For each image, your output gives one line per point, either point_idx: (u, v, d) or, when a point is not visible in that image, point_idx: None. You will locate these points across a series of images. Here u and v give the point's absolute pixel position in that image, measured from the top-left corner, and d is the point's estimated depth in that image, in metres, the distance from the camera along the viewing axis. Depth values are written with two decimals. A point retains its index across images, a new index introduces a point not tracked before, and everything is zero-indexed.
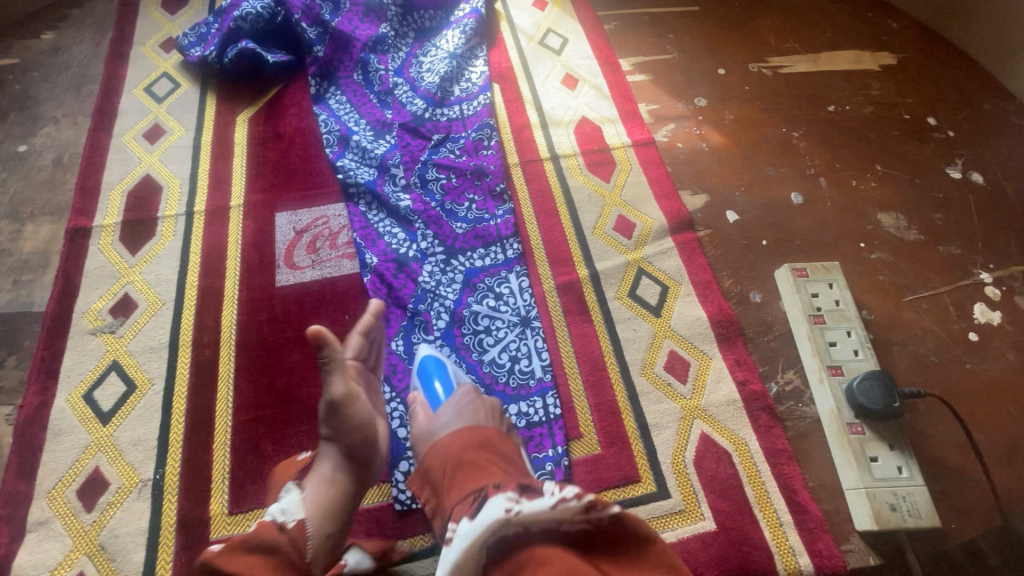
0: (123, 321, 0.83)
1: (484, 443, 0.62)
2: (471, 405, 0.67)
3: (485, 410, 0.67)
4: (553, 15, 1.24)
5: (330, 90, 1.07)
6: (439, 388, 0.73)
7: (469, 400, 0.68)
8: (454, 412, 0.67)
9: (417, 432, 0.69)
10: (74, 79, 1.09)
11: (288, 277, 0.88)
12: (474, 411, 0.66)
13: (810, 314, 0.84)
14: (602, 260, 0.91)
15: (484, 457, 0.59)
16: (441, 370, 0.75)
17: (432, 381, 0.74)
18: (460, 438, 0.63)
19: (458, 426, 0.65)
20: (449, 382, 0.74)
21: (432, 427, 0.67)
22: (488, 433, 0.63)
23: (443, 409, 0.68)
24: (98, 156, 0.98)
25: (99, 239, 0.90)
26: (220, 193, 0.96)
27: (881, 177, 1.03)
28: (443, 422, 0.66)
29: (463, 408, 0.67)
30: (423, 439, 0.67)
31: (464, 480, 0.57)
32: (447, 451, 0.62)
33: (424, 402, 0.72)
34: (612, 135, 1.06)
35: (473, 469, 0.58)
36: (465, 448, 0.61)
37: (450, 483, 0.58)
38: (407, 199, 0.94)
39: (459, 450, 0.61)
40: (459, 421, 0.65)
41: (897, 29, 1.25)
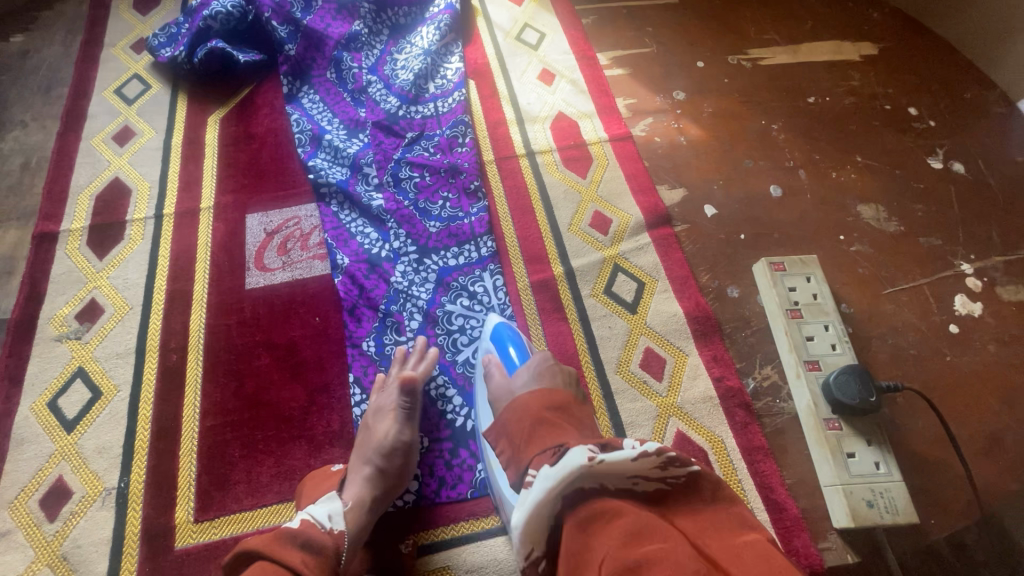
0: (90, 326, 0.81)
1: (564, 404, 0.59)
2: (550, 369, 0.64)
3: (562, 375, 0.64)
4: (530, 10, 1.22)
5: (303, 89, 1.06)
6: (513, 353, 0.72)
7: (547, 365, 0.65)
8: (531, 374, 0.64)
9: (495, 389, 0.67)
10: (43, 81, 1.07)
11: (258, 279, 0.86)
12: (552, 374, 0.63)
13: (787, 308, 0.83)
14: (578, 257, 0.90)
15: (563, 417, 0.57)
16: (516, 339, 0.74)
17: (506, 347, 0.73)
18: (540, 397, 0.60)
19: (537, 387, 0.62)
20: (523, 350, 0.73)
21: (510, 386, 0.65)
22: (566, 395, 0.60)
23: (521, 371, 0.65)
24: (66, 159, 0.97)
25: (67, 244, 0.88)
26: (190, 195, 0.94)
27: (861, 169, 1.02)
28: (521, 382, 0.64)
29: (540, 371, 0.64)
30: (501, 395, 0.66)
31: (547, 435, 0.54)
32: (527, 409, 0.59)
33: (500, 364, 0.70)
34: (589, 130, 1.05)
35: (553, 427, 0.55)
36: (546, 404, 0.58)
37: (529, 438, 0.55)
38: (380, 198, 0.93)
39: (540, 407, 0.58)
40: (538, 381, 0.63)
41: (878, 19, 1.24)
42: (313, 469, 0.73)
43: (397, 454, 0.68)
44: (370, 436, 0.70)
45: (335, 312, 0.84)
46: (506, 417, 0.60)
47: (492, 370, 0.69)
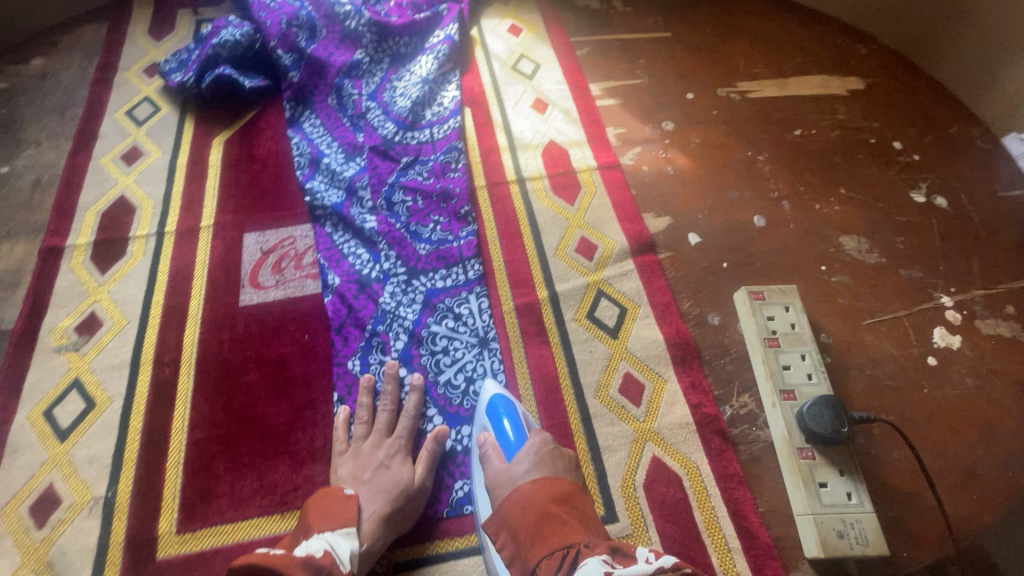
0: (88, 339, 0.85)
1: (567, 497, 0.62)
2: (551, 455, 0.68)
3: (562, 461, 0.68)
4: (527, 41, 1.27)
5: (305, 114, 1.10)
6: (507, 427, 0.74)
7: (546, 449, 0.69)
8: (532, 461, 0.68)
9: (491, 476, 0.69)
10: (59, 103, 1.12)
11: (251, 297, 0.89)
12: (553, 460, 0.67)
13: (765, 337, 0.84)
14: (562, 282, 0.92)
15: (564, 512, 0.59)
16: (511, 411, 0.75)
17: (500, 421, 0.75)
18: (544, 489, 0.62)
19: (537, 476, 0.65)
20: (517, 423, 0.74)
21: (511, 473, 0.67)
22: (569, 486, 0.64)
23: (520, 456, 0.68)
24: (76, 177, 1.01)
25: (71, 259, 0.92)
26: (191, 214, 0.98)
27: (844, 201, 1.04)
28: (521, 470, 0.67)
29: (541, 458, 0.67)
30: (500, 484, 0.67)
31: (549, 534, 0.56)
32: (532, 503, 0.61)
33: (496, 447, 0.71)
34: (579, 158, 1.08)
35: (555, 522, 0.57)
36: (549, 498, 0.61)
37: (534, 536, 0.57)
38: (373, 220, 0.96)
39: (545, 502, 0.61)
40: (539, 471, 0.66)
41: (865, 56, 1.27)
42: (295, 485, 0.75)
43: (416, 502, 0.72)
44: (388, 476, 0.72)
45: (323, 330, 0.87)
46: (507, 511, 0.62)
47: (489, 453, 0.70)
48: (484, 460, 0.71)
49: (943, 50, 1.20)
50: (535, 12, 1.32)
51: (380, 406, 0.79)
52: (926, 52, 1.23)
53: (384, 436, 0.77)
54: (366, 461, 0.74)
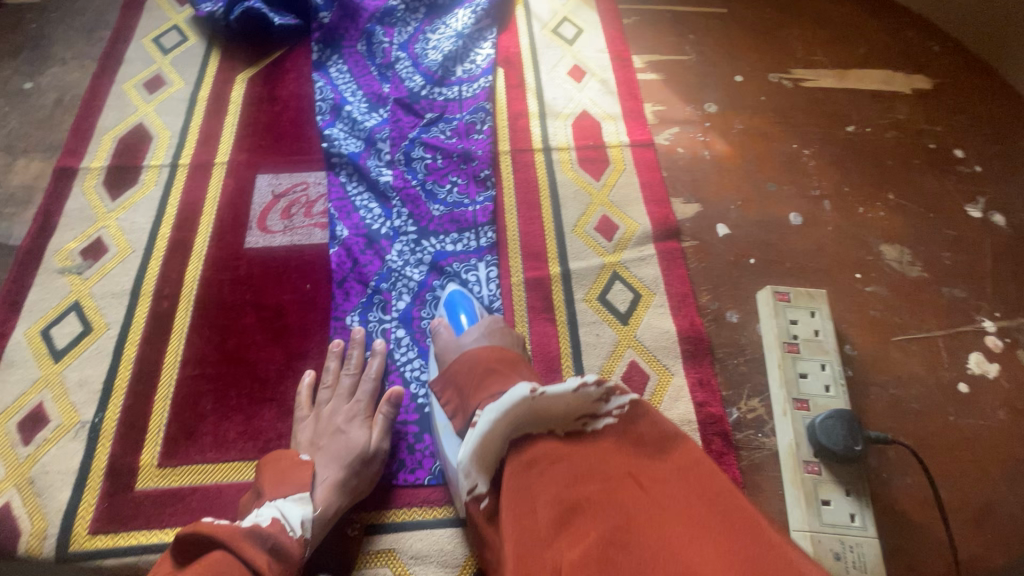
0: (92, 264, 0.84)
1: (512, 359, 0.64)
2: (500, 331, 0.71)
3: (511, 337, 0.71)
4: (572, 4, 1.20)
5: (332, 57, 1.06)
6: (463, 319, 0.76)
7: (497, 327, 0.71)
8: (482, 333, 0.70)
9: (441, 348, 0.72)
10: (88, 23, 1.10)
11: (258, 240, 0.87)
12: (501, 336, 0.70)
13: (784, 341, 0.78)
14: (576, 260, 0.88)
15: (506, 366, 0.62)
16: (468, 307, 0.78)
17: (457, 313, 0.77)
18: (488, 352, 0.65)
19: (485, 343, 0.68)
20: (473, 317, 0.77)
21: (459, 342, 0.71)
22: (515, 354, 0.66)
23: (471, 330, 0.71)
24: (97, 100, 1.00)
25: (84, 182, 0.91)
26: (207, 149, 0.96)
27: (891, 207, 0.96)
28: (469, 340, 0.70)
29: (490, 330, 0.70)
30: (449, 351, 0.71)
31: (491, 382, 0.59)
32: (477, 361, 0.64)
33: (448, 326, 0.75)
34: (611, 133, 1.02)
35: (498, 374, 0.60)
36: (493, 356, 0.64)
37: (477, 386, 0.61)
38: (389, 174, 0.93)
39: (489, 359, 0.63)
40: (488, 340, 0.69)
41: (937, 54, 1.18)
42: (280, 434, 0.74)
43: (373, 465, 0.70)
44: (344, 441, 0.70)
45: (326, 281, 0.84)
46: (454, 368, 0.66)
47: (440, 332, 0.74)
48: (436, 339, 0.75)
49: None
50: None
51: (343, 372, 0.76)
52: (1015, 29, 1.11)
53: (345, 400, 0.74)
54: (323, 426, 0.71)
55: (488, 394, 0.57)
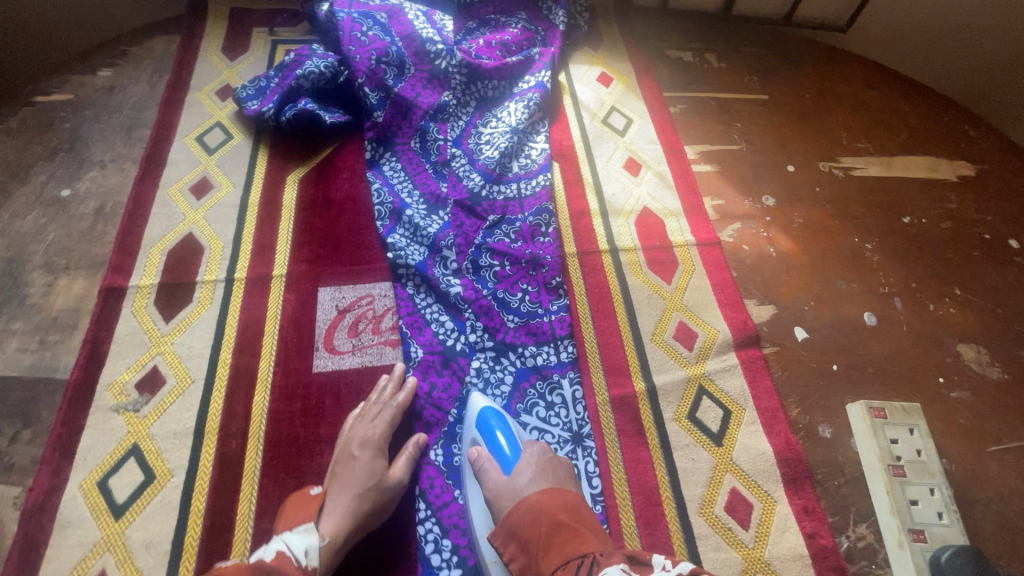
0: (148, 398, 0.78)
1: (575, 505, 0.64)
2: (551, 464, 0.69)
3: (562, 469, 0.69)
4: (618, 92, 1.20)
5: (386, 155, 1.04)
6: (501, 441, 0.72)
7: (546, 459, 0.70)
8: (533, 472, 0.68)
9: (492, 490, 0.68)
10: (126, 121, 1.06)
11: (326, 362, 0.82)
12: (554, 469, 0.68)
13: (888, 464, 0.77)
14: (660, 373, 0.85)
15: (578, 522, 0.61)
16: (503, 423, 0.74)
17: (494, 433, 0.73)
18: (550, 500, 0.64)
19: (542, 487, 0.66)
20: (512, 437, 0.73)
21: (513, 484, 0.67)
22: (574, 497, 0.65)
23: (521, 467, 0.68)
24: (142, 208, 0.95)
25: (134, 302, 0.85)
26: (263, 259, 0.91)
27: (961, 303, 0.96)
28: (523, 482, 0.67)
29: (543, 468, 0.68)
30: (501, 495, 0.67)
31: (562, 543, 0.59)
32: (541, 512, 0.63)
33: (494, 463, 0.70)
34: (675, 230, 1.01)
35: (572, 532, 0.59)
36: (559, 507, 0.63)
37: (546, 545, 0.59)
38: (458, 284, 0.89)
39: (555, 511, 0.62)
40: (544, 481, 0.67)
41: (974, 138, 1.20)
42: None
43: (384, 494, 0.70)
44: (356, 469, 0.70)
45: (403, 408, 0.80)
46: (514, 522, 0.63)
47: (487, 469, 0.69)
48: (481, 474, 0.70)
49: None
50: (625, 60, 1.27)
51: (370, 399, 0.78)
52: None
53: (364, 425, 0.75)
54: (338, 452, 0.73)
55: (563, 560, 0.57)
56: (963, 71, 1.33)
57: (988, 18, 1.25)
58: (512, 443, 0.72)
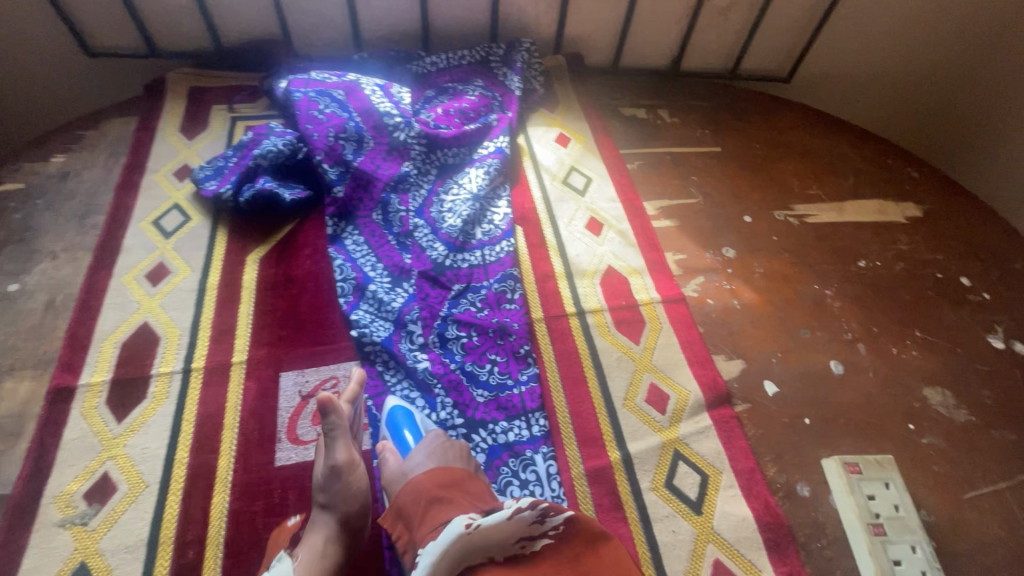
0: (98, 509, 0.73)
1: (455, 481, 0.69)
2: (442, 446, 0.74)
3: (454, 450, 0.74)
4: (576, 152, 1.23)
5: (347, 229, 1.03)
6: (408, 437, 0.80)
7: (439, 442, 0.75)
8: (426, 454, 0.73)
9: (388, 475, 0.76)
10: (80, 208, 1.04)
11: (289, 454, 0.79)
12: (443, 451, 0.73)
13: (868, 523, 0.78)
14: (635, 441, 0.84)
15: (452, 494, 0.67)
16: (409, 420, 0.82)
17: (401, 432, 0.80)
18: (433, 476, 0.69)
19: (430, 466, 0.71)
20: (417, 430, 0.81)
21: (404, 468, 0.74)
22: (458, 472, 0.70)
23: (415, 450, 0.74)
24: (94, 299, 0.92)
25: (84, 402, 0.82)
26: (222, 346, 0.89)
27: (922, 345, 0.98)
28: (416, 463, 0.72)
29: (433, 449, 0.73)
30: (394, 480, 0.75)
31: (439, 512, 0.64)
32: (419, 490, 0.68)
33: (394, 450, 0.78)
34: (640, 289, 1.02)
35: (447, 503, 0.65)
36: (437, 483, 0.68)
37: (422, 514, 0.65)
38: (426, 360, 0.88)
39: (433, 486, 0.67)
40: (432, 461, 0.71)
41: (918, 179, 1.25)
42: None
43: (336, 484, 0.71)
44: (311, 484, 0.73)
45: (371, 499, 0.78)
46: (400, 501, 0.68)
47: (386, 456, 0.77)
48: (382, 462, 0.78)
49: (983, 120, 1.35)
50: (581, 120, 1.29)
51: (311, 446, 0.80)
52: (963, 124, 1.38)
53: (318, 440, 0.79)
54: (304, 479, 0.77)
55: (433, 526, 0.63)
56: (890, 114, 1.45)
57: (927, 61, 1.34)
58: (420, 436, 0.80)
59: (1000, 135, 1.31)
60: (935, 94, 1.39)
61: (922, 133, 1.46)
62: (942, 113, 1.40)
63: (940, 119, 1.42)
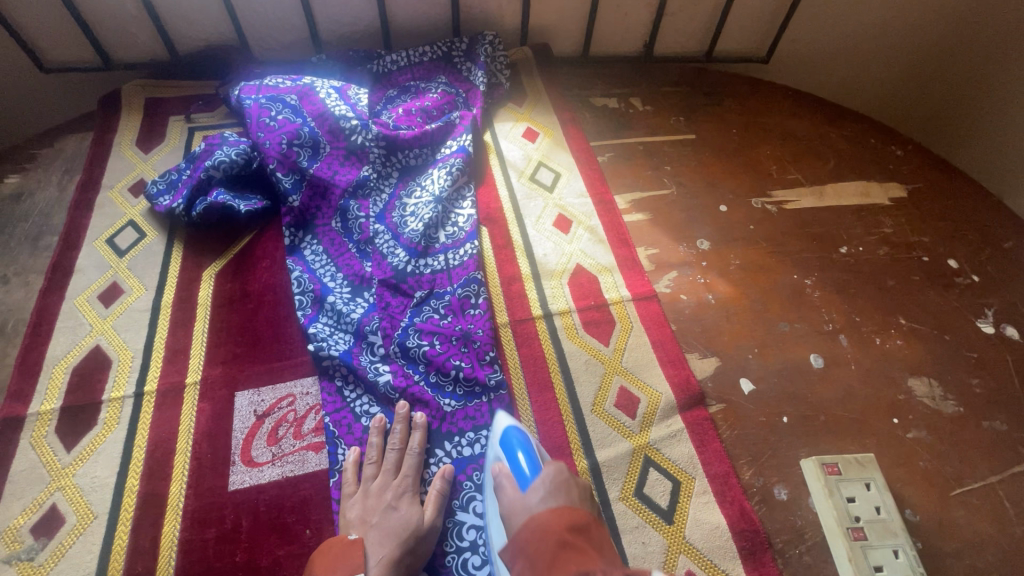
0: (45, 544, 0.71)
1: (583, 525, 0.61)
2: (566, 483, 0.68)
3: (577, 491, 0.67)
4: (544, 147, 1.19)
5: (306, 239, 1.00)
6: (522, 461, 0.73)
7: (561, 478, 0.68)
8: (545, 490, 0.67)
9: (506, 507, 0.69)
10: (33, 230, 1.02)
11: (243, 477, 0.77)
12: (568, 489, 0.67)
13: (848, 526, 0.74)
14: (603, 448, 0.81)
15: (582, 541, 0.58)
16: (525, 443, 0.75)
17: (516, 454, 0.74)
18: (561, 516, 0.62)
19: (553, 504, 0.65)
20: (532, 457, 0.74)
21: (526, 503, 0.67)
22: (584, 515, 0.63)
23: (535, 485, 0.68)
24: (45, 323, 0.90)
25: (33, 432, 0.79)
26: (176, 366, 0.86)
27: (907, 333, 0.94)
28: (535, 500, 0.66)
29: (556, 485, 0.67)
30: (515, 512, 0.67)
31: (565, 562, 0.55)
32: (547, 529, 0.60)
33: (511, 477, 0.72)
34: (610, 287, 0.98)
35: (573, 551, 0.57)
36: (564, 526, 0.60)
37: (549, 563, 0.56)
38: (387, 372, 0.85)
39: (561, 529, 0.60)
40: (555, 499, 0.65)
41: (903, 157, 1.20)
42: None
43: (427, 541, 0.72)
44: (397, 518, 0.72)
45: (328, 522, 0.75)
46: (523, 538, 0.61)
47: (503, 484, 0.71)
48: (499, 490, 0.72)
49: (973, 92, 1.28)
50: (550, 113, 1.25)
51: (364, 462, 0.78)
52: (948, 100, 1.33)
53: (392, 476, 0.76)
54: (373, 504, 0.74)
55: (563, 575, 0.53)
56: (870, 95, 1.40)
57: (911, 33, 1.27)
58: (534, 465, 0.73)
59: (984, 111, 1.27)
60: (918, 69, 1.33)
61: (903, 110, 1.41)
62: (924, 88, 1.35)
63: (922, 96, 1.36)
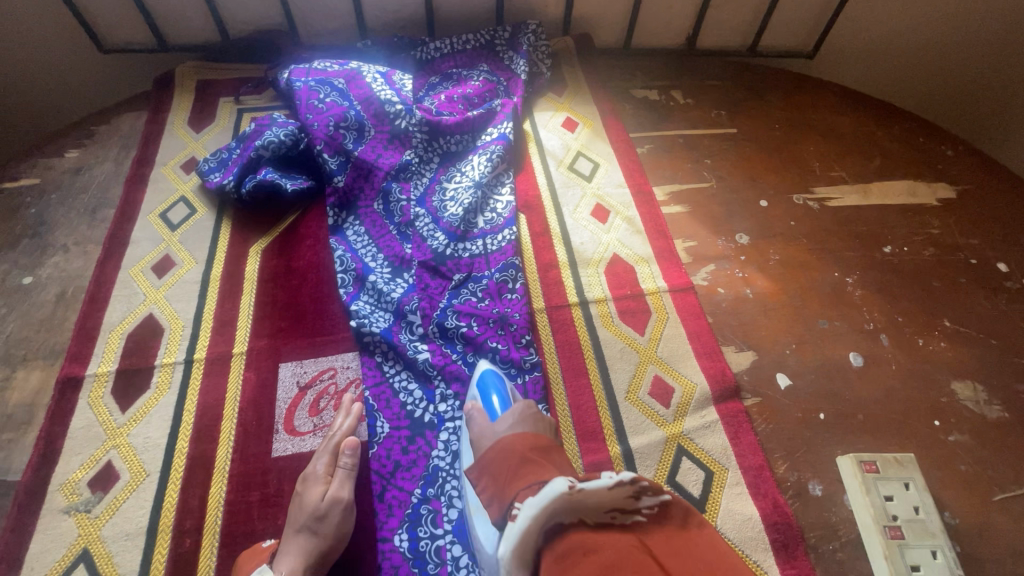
0: (101, 497, 0.75)
1: (546, 448, 0.65)
2: (533, 416, 0.70)
3: (544, 422, 0.70)
4: (584, 137, 1.19)
5: (349, 220, 1.02)
6: (496, 402, 0.77)
7: (529, 412, 0.71)
8: (514, 420, 0.70)
9: (475, 435, 0.73)
10: (91, 202, 1.07)
11: (286, 446, 0.80)
12: (533, 420, 0.69)
13: (885, 525, 0.73)
14: (637, 436, 0.82)
15: (543, 458, 0.62)
16: (500, 388, 0.79)
17: (489, 395, 0.78)
18: (524, 439, 0.65)
19: (519, 430, 0.68)
20: (505, 399, 0.78)
21: (495, 430, 0.70)
22: (548, 441, 0.66)
23: (505, 416, 0.71)
24: (102, 291, 0.94)
25: (90, 392, 0.83)
26: (223, 337, 0.89)
27: (952, 336, 0.92)
28: (504, 427, 0.70)
29: (523, 417, 0.70)
30: (485, 438, 0.71)
31: (527, 475, 0.59)
32: (512, 448, 0.64)
33: (482, 411, 0.76)
34: (647, 277, 0.98)
35: (536, 467, 0.61)
36: (529, 446, 0.64)
37: (512, 476, 0.60)
38: (426, 351, 0.87)
39: (525, 448, 0.64)
40: (521, 427, 0.69)
41: (954, 158, 1.17)
42: None
43: (331, 518, 0.71)
44: (300, 502, 0.73)
45: (367, 493, 0.78)
46: (489, 456, 0.65)
47: (475, 416, 0.75)
48: (471, 424, 0.75)
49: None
50: (590, 104, 1.25)
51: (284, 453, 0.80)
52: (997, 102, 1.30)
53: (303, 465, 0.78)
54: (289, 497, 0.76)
55: (524, 486, 0.57)
56: (914, 93, 1.37)
57: (963, 33, 1.24)
58: (505, 405, 0.77)
59: None
60: (966, 73, 1.30)
61: (950, 109, 1.37)
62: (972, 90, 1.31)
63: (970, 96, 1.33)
